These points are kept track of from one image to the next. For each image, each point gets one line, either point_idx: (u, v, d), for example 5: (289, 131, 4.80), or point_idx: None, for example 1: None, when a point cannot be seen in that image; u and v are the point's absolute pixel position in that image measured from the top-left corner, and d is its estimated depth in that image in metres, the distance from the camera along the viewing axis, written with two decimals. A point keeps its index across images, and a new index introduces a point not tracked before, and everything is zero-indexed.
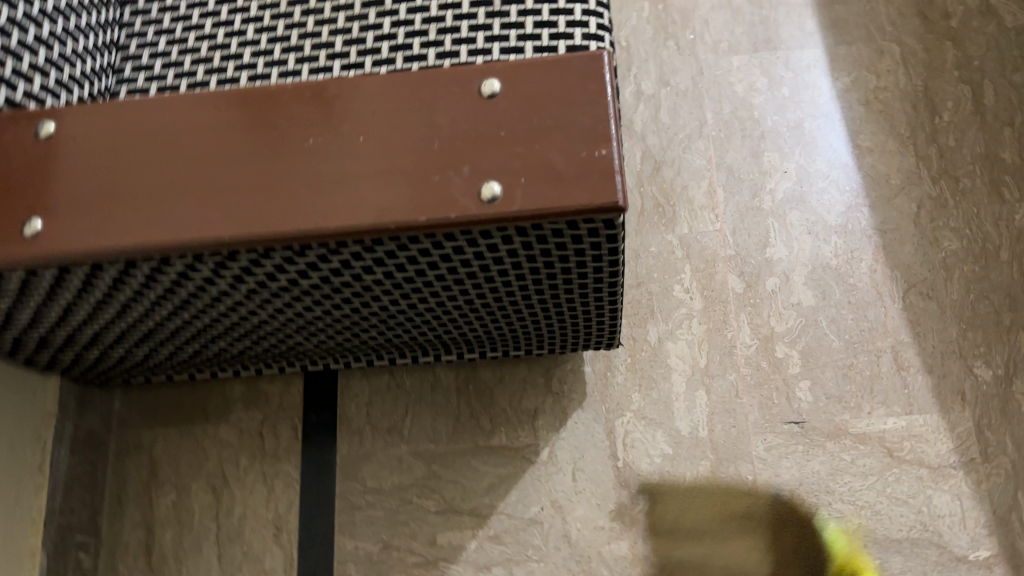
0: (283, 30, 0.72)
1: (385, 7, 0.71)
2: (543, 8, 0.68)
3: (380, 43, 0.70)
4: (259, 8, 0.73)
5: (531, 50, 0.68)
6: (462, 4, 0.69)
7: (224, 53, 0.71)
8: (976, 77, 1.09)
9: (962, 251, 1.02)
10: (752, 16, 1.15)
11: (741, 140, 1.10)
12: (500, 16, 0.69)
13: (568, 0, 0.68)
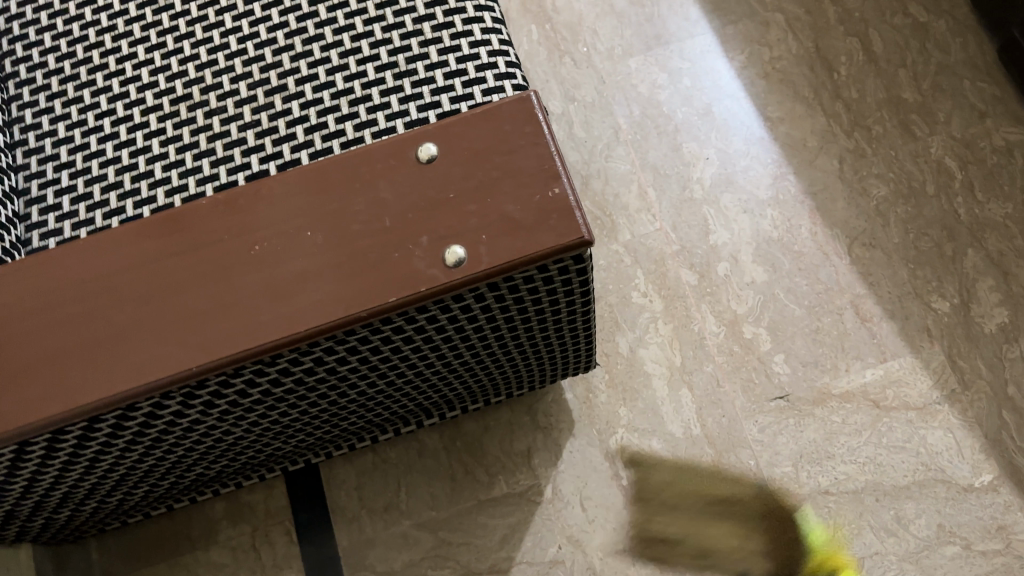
0: (189, 136, 0.68)
1: (291, 91, 0.68)
2: (449, 58, 0.68)
3: (294, 127, 0.67)
4: (159, 120, 0.69)
5: (448, 102, 0.67)
6: (367, 71, 0.68)
7: (133, 172, 0.67)
8: (861, 29, 1.13)
9: (891, 195, 1.05)
10: (638, 16, 1.17)
11: (659, 137, 1.11)
12: (408, 75, 0.67)
13: (471, 46, 0.68)
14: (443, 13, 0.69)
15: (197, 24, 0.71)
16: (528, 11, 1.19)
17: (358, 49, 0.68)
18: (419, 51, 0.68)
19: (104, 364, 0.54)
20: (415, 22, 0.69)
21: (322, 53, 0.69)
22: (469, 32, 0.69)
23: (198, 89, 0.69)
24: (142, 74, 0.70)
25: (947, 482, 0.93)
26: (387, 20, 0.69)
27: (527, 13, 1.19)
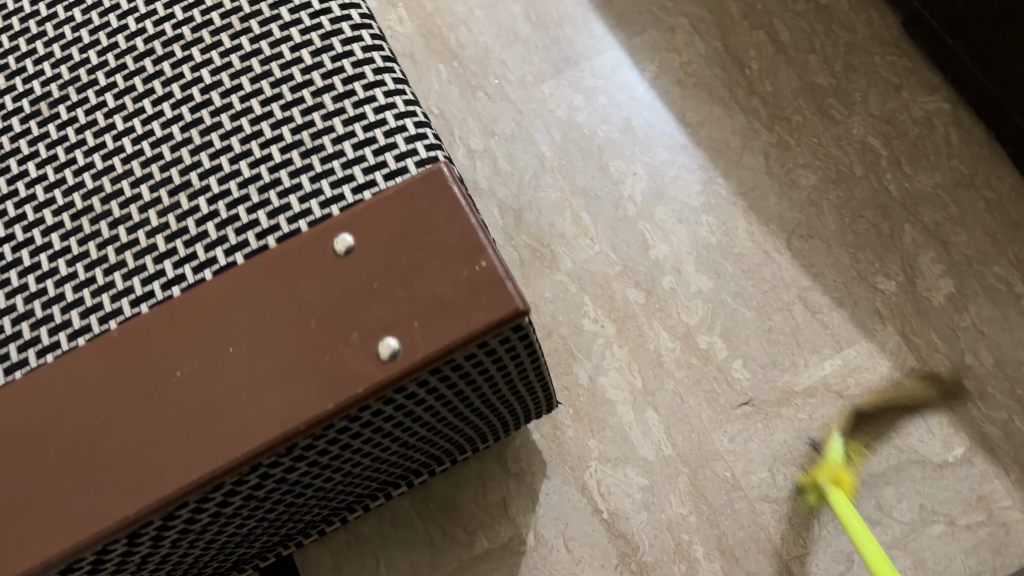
0: (116, 255, 0.62)
1: (202, 211, 0.62)
2: (376, 133, 0.63)
3: (224, 229, 0.62)
4: (81, 242, 0.63)
5: (381, 180, 0.62)
6: (292, 160, 0.63)
7: (45, 299, 0.61)
8: (765, 20, 1.12)
9: (821, 182, 1.05)
10: (543, 41, 1.15)
11: (584, 159, 1.10)
12: (336, 158, 0.63)
13: (396, 116, 0.64)
14: (353, 105, 0.64)
15: (105, 134, 0.66)
16: (432, 50, 1.17)
17: (269, 156, 0.63)
18: (333, 148, 0.63)
19: (31, 528, 0.51)
20: (325, 119, 0.64)
21: (240, 146, 0.64)
22: (383, 121, 0.64)
23: (118, 203, 0.64)
24: (57, 196, 0.64)
25: (920, 461, 0.93)
26: (306, 102, 0.65)
27: (432, 52, 1.17)
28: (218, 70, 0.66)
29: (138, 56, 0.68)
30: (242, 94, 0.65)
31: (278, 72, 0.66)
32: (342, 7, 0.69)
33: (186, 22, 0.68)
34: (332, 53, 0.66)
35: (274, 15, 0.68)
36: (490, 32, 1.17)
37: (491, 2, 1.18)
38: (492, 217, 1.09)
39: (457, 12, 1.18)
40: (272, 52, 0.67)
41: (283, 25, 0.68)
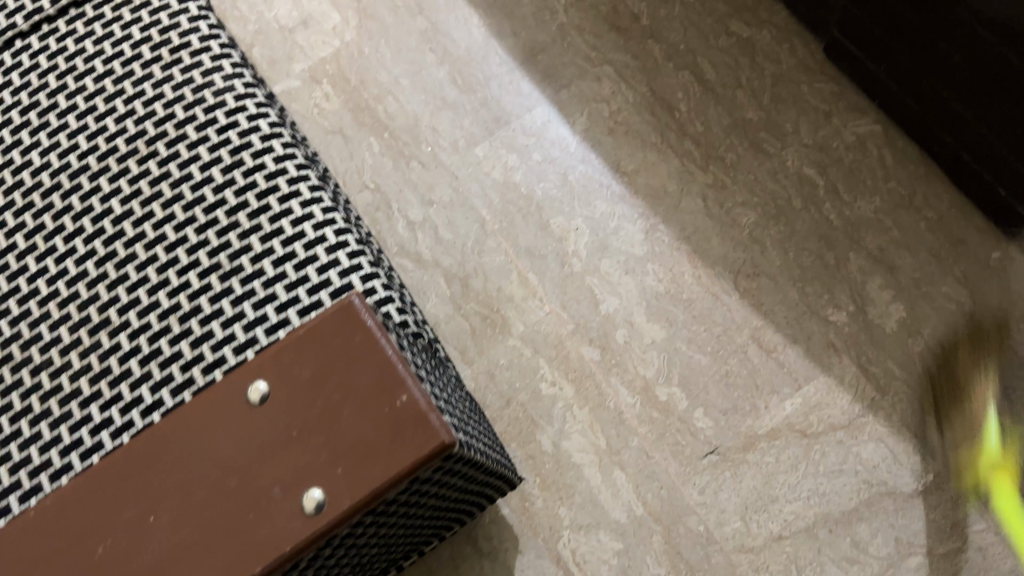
0: (75, 412, 0.65)
1: (146, 400, 0.64)
2: (322, 296, 0.67)
3: (180, 394, 0.64)
4: (41, 400, 0.66)
5: None
6: (239, 331, 0.66)
7: (8, 467, 0.64)
8: (690, 60, 1.12)
9: (761, 219, 1.05)
10: (471, 103, 1.14)
11: (525, 220, 1.09)
12: (283, 326, 0.66)
13: (342, 275, 0.68)
14: (294, 268, 0.67)
15: (58, 282, 0.70)
16: (362, 123, 1.15)
17: (210, 331, 0.66)
18: (277, 318, 0.66)
19: None
20: (266, 286, 0.67)
21: (188, 303, 0.67)
22: (327, 282, 0.67)
23: (73, 357, 0.67)
24: (15, 351, 0.68)
25: (891, 493, 0.93)
26: (246, 268, 0.68)
27: (362, 126, 1.15)
28: (152, 242, 0.70)
29: (67, 235, 0.71)
30: (179, 267, 0.68)
31: (214, 240, 0.69)
32: (276, 159, 0.72)
33: (113, 194, 0.72)
34: (269, 213, 0.70)
35: (205, 177, 0.71)
36: (418, 100, 1.15)
37: (416, 69, 1.17)
38: (439, 287, 1.07)
39: (382, 83, 1.17)
40: (208, 218, 0.70)
41: (216, 187, 0.71)
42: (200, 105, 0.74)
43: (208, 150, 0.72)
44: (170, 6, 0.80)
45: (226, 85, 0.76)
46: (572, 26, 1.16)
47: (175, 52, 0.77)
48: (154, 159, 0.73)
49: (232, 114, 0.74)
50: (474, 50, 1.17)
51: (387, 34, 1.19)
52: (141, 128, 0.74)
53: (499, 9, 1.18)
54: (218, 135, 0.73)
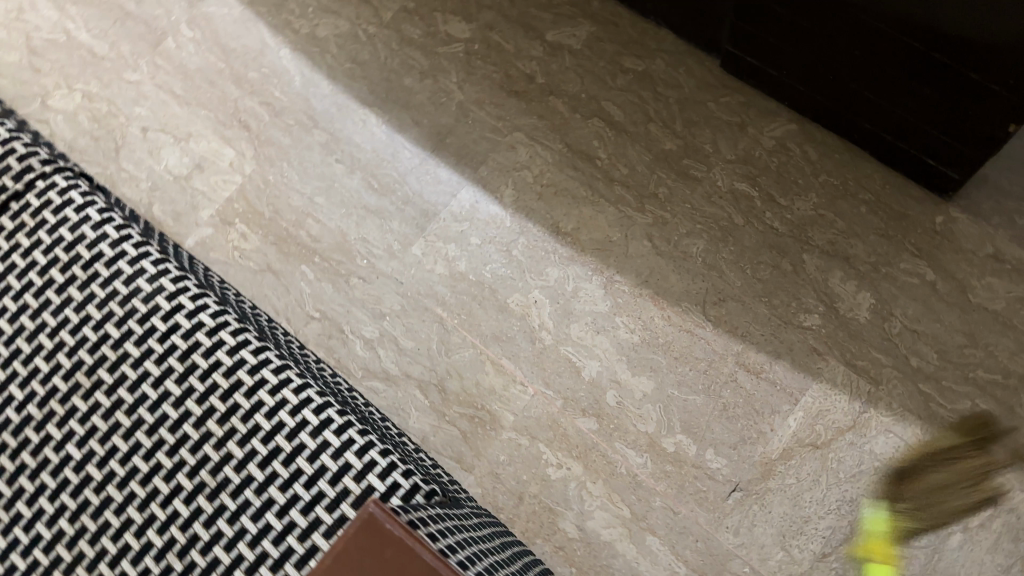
0: None
1: None
2: (322, 485, 0.65)
3: None
4: None
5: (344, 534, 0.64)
6: (246, 551, 0.64)
7: None
8: (594, 106, 1.12)
9: (709, 244, 1.04)
10: (394, 204, 1.11)
11: (482, 307, 1.05)
12: (290, 530, 0.64)
13: (336, 456, 0.66)
14: (284, 465, 0.66)
15: (36, 549, 0.66)
16: (288, 253, 1.10)
17: (216, 560, 0.63)
18: (281, 524, 0.64)
19: None
20: (260, 492, 0.65)
21: (183, 534, 0.64)
22: (323, 468, 0.65)
23: None
24: None
25: (915, 479, 0.93)
26: (233, 479, 0.65)
27: (289, 255, 1.09)
28: (124, 480, 0.66)
29: (30, 497, 0.67)
30: (161, 499, 0.65)
31: (191, 458, 0.66)
32: (230, 351, 0.69)
33: (66, 439, 0.68)
34: (240, 413, 0.67)
35: (161, 393, 0.68)
36: (339, 214, 1.11)
37: (327, 184, 1.12)
38: (417, 400, 1.02)
39: (297, 206, 1.12)
40: (177, 437, 0.67)
41: (176, 400, 0.68)
42: (133, 317, 0.70)
43: (155, 364, 0.69)
44: (69, 218, 0.73)
45: (154, 287, 0.71)
46: (471, 101, 1.14)
47: (87, 267, 0.72)
48: (100, 390, 0.68)
49: (169, 316, 0.70)
50: (381, 149, 1.13)
51: (287, 155, 1.14)
52: (76, 359, 0.69)
53: (394, 103, 1.15)
54: (162, 344, 0.69)
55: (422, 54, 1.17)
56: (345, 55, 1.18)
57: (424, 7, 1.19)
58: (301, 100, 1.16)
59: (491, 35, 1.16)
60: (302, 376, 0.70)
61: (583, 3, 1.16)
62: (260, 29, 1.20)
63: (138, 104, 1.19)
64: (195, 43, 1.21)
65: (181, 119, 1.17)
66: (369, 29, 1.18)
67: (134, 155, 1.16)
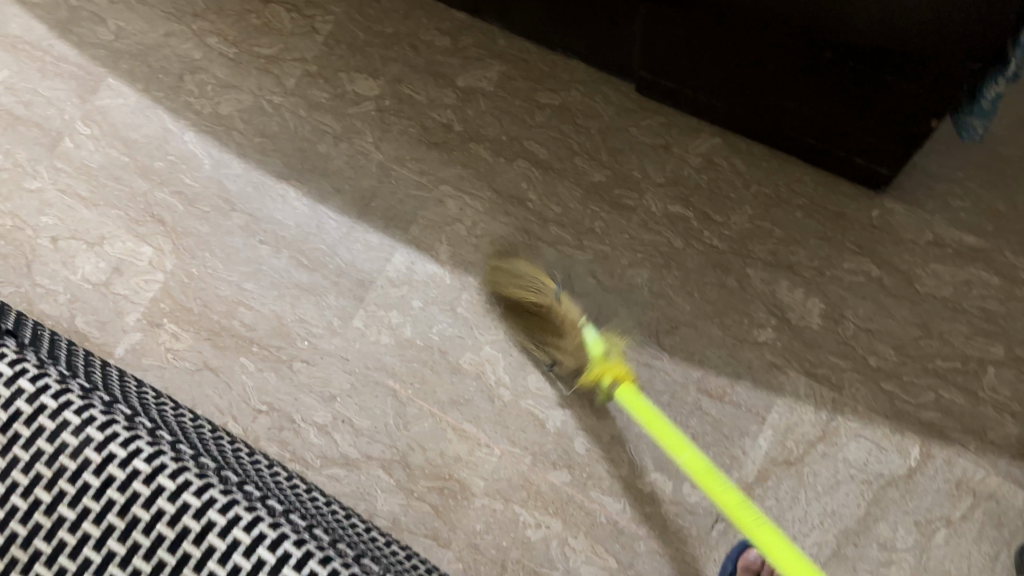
0: None
1: None
2: None
3: None
4: None
5: None
6: None
7: None
8: (518, 148, 1.09)
9: (653, 272, 1.02)
10: (327, 278, 1.07)
11: (433, 372, 1.02)
12: None
13: None
14: None
15: None
16: (224, 348, 1.05)
17: None
18: None
19: None
20: None
21: None
22: None
23: None
24: None
25: (891, 480, 0.92)
26: None
27: (225, 349, 1.05)
28: None
29: None
30: None
31: None
32: (172, 496, 0.64)
33: None
34: (192, 563, 0.63)
35: (105, 554, 0.63)
36: (271, 297, 1.06)
37: (253, 268, 1.08)
38: (382, 481, 0.98)
39: (226, 296, 1.07)
40: None
41: (122, 560, 0.63)
42: (62, 476, 0.64)
43: (71, 507, 0.64)
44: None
45: (80, 438, 0.65)
46: (391, 160, 1.10)
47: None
48: (38, 561, 0.63)
49: (102, 469, 0.64)
50: (305, 223, 1.09)
51: (208, 244, 1.09)
52: (7, 531, 0.63)
53: (312, 173, 1.11)
54: (98, 501, 0.64)
55: (333, 118, 1.12)
56: (253, 130, 1.13)
57: (327, 68, 1.14)
58: (214, 184, 1.11)
59: (400, 88, 1.13)
60: (254, 507, 0.66)
61: (490, 43, 1.12)
62: (160, 115, 1.15)
63: (43, 213, 1.13)
64: (93, 139, 1.15)
65: (90, 223, 1.12)
66: (273, 98, 1.14)
67: (47, 268, 1.11)
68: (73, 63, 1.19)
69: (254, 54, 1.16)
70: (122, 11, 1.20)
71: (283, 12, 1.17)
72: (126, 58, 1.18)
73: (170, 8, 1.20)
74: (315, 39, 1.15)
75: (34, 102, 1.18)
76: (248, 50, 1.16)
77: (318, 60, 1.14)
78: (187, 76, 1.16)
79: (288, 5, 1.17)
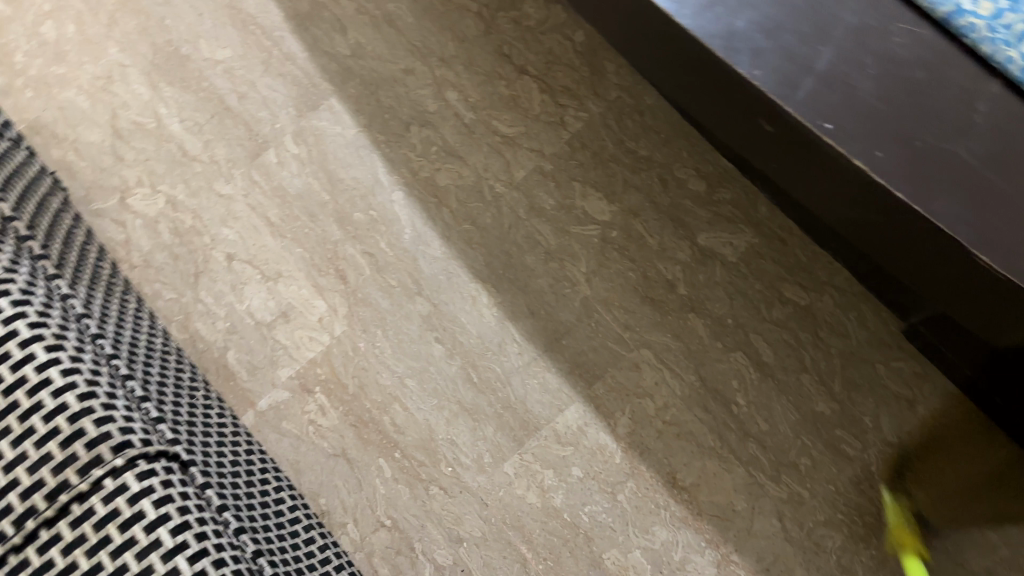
0: None
1: None
2: None
3: None
4: None
5: None
6: None
7: None
8: (741, 337, 0.96)
9: (849, 542, 0.89)
10: (492, 406, 0.98)
11: (573, 556, 0.93)
12: None
13: None
14: None
15: None
16: (367, 442, 0.99)
17: None
18: None
19: None
20: None
21: None
22: None
23: None
24: None
25: None
26: None
27: (368, 444, 0.99)
28: None
29: None
30: None
31: None
32: None
33: None
34: None
35: None
36: (429, 405, 0.99)
37: (420, 368, 1.00)
38: None
39: (386, 386, 1.00)
40: None
41: None
42: (138, 522, 0.61)
43: (85, 556, 0.60)
44: (12, 354, 0.65)
45: (165, 492, 0.62)
46: (598, 300, 0.99)
47: (24, 419, 0.63)
48: None
49: (178, 530, 0.61)
50: (487, 337, 1.00)
51: (383, 322, 1.02)
52: (71, 560, 0.61)
53: (510, 282, 1.01)
54: (163, 562, 0.60)
55: (551, 230, 1.02)
56: (464, 214, 1.04)
57: (562, 171, 1.03)
58: (409, 260, 1.03)
59: (633, 222, 1.00)
60: None
61: (749, 206, 0.99)
62: (374, 160, 1.07)
63: (226, 224, 1.08)
64: (299, 161, 1.09)
65: (270, 254, 1.06)
66: (495, 186, 1.04)
67: (215, 285, 1.06)
68: (300, 67, 1.12)
69: (491, 128, 1.06)
70: (366, 26, 1.12)
71: (535, 89, 1.06)
72: (356, 83, 1.10)
73: (418, 42, 1.10)
74: (560, 134, 1.04)
75: (249, 97, 1.12)
76: (486, 121, 1.06)
77: (556, 158, 1.04)
78: (415, 128, 1.07)
79: (542, 84, 1.06)
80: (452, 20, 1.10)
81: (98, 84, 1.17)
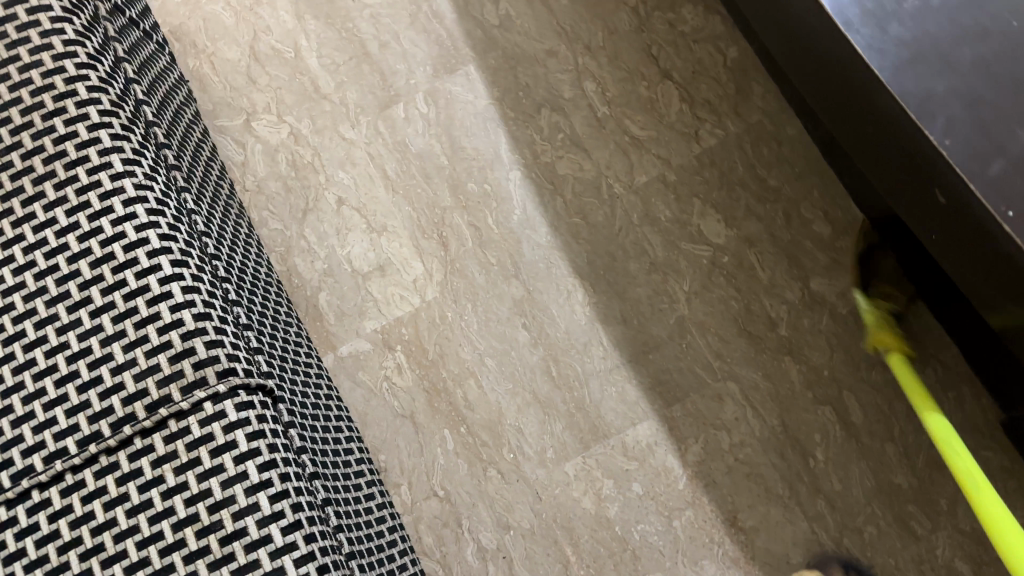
0: None
1: None
2: None
3: None
4: None
5: None
6: None
7: None
8: (833, 392, 0.93)
9: None
10: (565, 404, 0.97)
11: (616, 570, 0.92)
12: None
13: None
14: None
15: None
16: (436, 410, 0.99)
17: None
18: None
19: None
20: None
21: None
22: None
23: None
24: None
25: None
26: None
27: (437, 413, 0.99)
28: None
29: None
30: None
31: None
32: (305, 535, 0.61)
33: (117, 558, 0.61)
34: None
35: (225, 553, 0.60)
36: (504, 389, 0.99)
37: (503, 350, 1.00)
38: None
39: (466, 360, 1.00)
40: None
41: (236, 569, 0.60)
42: (229, 451, 0.62)
43: (173, 472, 0.62)
44: (140, 262, 0.66)
45: (258, 428, 0.63)
46: (695, 322, 0.97)
47: (117, 320, 0.64)
48: (169, 518, 0.61)
49: (266, 467, 0.62)
50: (576, 334, 0.99)
51: (476, 296, 1.02)
52: (159, 473, 0.62)
53: (609, 285, 1.00)
54: (246, 496, 0.61)
55: (661, 242, 1.00)
56: (578, 207, 1.02)
57: (685, 185, 1.01)
58: (513, 241, 1.03)
59: (747, 252, 0.98)
60: None
61: None
62: (500, 135, 1.06)
63: (343, 168, 1.09)
64: (426, 121, 1.09)
65: (380, 206, 1.07)
66: (614, 186, 1.02)
67: (320, 225, 1.07)
68: (446, 27, 1.12)
69: (623, 126, 1.04)
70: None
71: (675, 97, 1.04)
72: (497, 54, 1.09)
73: (568, 25, 1.09)
74: (691, 147, 1.02)
75: (390, 47, 1.12)
76: (618, 118, 1.04)
77: (681, 171, 1.01)
78: (546, 111, 1.06)
79: (684, 93, 1.04)
80: (606, 10, 1.09)
81: (246, 4, 1.18)
